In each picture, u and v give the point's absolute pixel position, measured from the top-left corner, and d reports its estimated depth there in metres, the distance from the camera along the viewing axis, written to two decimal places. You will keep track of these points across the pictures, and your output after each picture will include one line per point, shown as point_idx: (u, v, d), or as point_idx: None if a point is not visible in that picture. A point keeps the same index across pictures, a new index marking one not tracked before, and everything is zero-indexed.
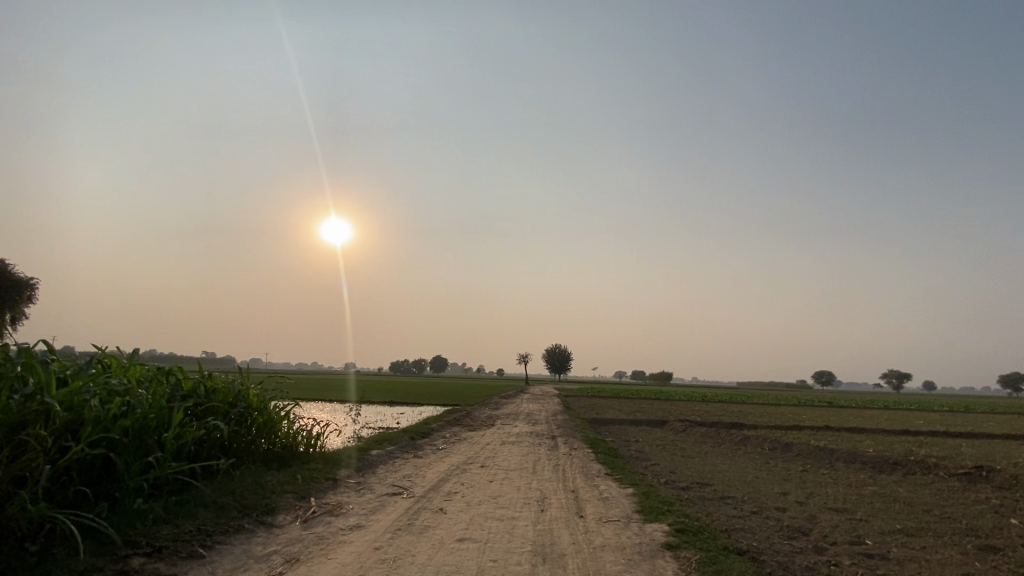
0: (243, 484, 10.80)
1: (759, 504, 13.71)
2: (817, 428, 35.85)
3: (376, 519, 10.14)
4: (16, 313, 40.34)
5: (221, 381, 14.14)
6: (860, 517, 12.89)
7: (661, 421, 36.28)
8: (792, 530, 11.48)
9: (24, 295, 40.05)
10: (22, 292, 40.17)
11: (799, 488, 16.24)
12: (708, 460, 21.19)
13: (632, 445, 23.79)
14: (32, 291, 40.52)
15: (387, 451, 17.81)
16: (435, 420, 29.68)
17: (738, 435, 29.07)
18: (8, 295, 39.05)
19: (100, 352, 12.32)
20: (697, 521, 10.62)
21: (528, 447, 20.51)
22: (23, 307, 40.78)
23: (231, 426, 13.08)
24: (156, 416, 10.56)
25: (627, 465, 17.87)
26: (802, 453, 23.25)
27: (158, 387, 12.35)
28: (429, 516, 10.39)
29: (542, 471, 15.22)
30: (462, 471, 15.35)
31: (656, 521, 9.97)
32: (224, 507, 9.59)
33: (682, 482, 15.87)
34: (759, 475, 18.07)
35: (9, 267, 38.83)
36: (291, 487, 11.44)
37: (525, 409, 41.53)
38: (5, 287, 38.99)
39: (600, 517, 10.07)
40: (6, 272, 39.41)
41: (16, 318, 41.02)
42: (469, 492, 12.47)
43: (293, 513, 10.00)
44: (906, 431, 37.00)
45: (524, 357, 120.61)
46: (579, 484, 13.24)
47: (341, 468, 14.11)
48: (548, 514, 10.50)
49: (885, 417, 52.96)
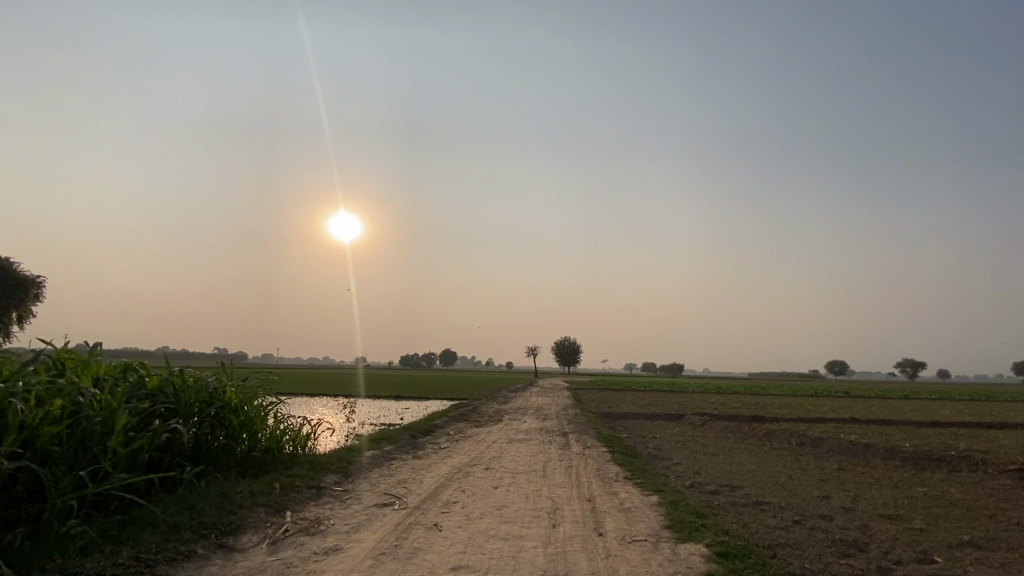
0: (206, 499, 9.40)
1: (800, 512, 12.05)
2: (842, 420, 33.89)
3: (359, 538, 8.64)
4: (21, 311, 39.31)
5: (194, 378, 12.74)
6: (919, 526, 11.19)
7: (677, 415, 34.54)
8: (846, 545, 9.82)
9: (28, 294, 38.91)
10: (28, 291, 39.08)
11: (840, 491, 14.54)
12: (735, 458, 19.46)
13: (650, 442, 22.08)
14: (38, 289, 39.44)
15: (383, 452, 16.31)
16: (440, 416, 28.17)
17: (761, 429, 27.26)
18: (13, 294, 37.94)
19: (53, 350, 11.05)
20: (737, 538, 8.98)
21: (538, 446, 18.89)
22: (29, 306, 39.74)
23: (202, 430, 11.71)
24: (105, 420, 9.31)
25: (647, 466, 16.23)
26: (835, 449, 21.45)
27: (118, 384, 11.01)
28: (422, 534, 8.85)
29: (553, 475, 13.62)
30: (465, 475, 13.80)
31: (691, 540, 8.34)
32: (175, 529, 8.20)
33: (709, 485, 14.23)
34: (792, 476, 16.39)
35: (14, 265, 37.77)
36: (264, 499, 10.03)
37: (534, 403, 39.86)
38: (10, 286, 37.87)
39: (622, 536, 8.46)
40: (11, 270, 38.38)
41: (23, 317, 40.01)
42: (470, 503, 10.89)
43: (260, 533, 8.57)
44: (937, 422, 34.92)
45: (534, 350, 119.10)
46: (596, 491, 11.63)
47: (328, 473, 12.67)
48: (561, 532, 8.90)
49: (910, 408, 50.72)
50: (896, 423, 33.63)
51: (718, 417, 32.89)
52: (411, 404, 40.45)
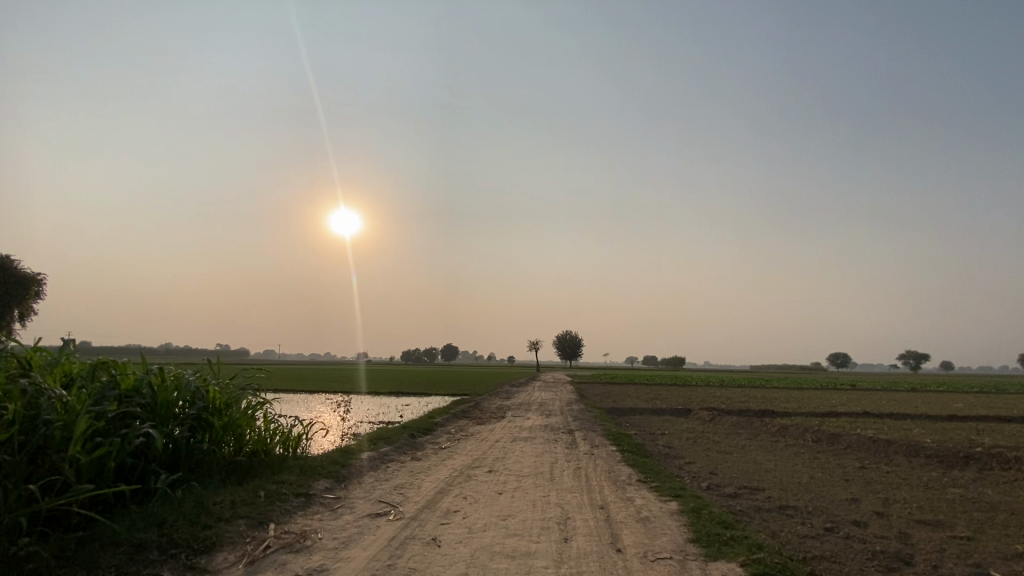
0: (180, 511, 8.50)
1: (830, 518, 11.12)
2: (854, 414, 32.98)
3: (348, 556, 7.70)
4: (22, 309, 38.41)
5: (175, 376, 11.83)
6: (962, 534, 10.25)
7: (685, 410, 33.65)
8: (888, 557, 8.89)
9: (30, 291, 38.04)
10: (29, 289, 38.16)
11: (867, 493, 13.62)
12: (750, 457, 18.54)
13: (660, 439, 21.15)
14: (39, 287, 38.58)
15: (380, 454, 15.41)
16: (441, 413, 27.26)
17: (773, 425, 26.35)
18: (14, 292, 37.02)
19: (19, 348, 10.18)
20: (771, 553, 8.06)
21: (543, 445, 17.99)
22: (31, 303, 38.85)
23: (182, 433, 10.82)
24: (68, 425, 8.46)
25: (659, 466, 15.30)
26: (853, 445, 20.52)
27: (88, 385, 10.12)
28: (419, 551, 7.92)
29: (562, 478, 12.72)
30: (466, 479, 12.90)
31: (722, 558, 7.41)
32: (141, 547, 7.30)
33: (728, 488, 13.31)
34: (813, 476, 15.47)
35: (13, 261, 36.89)
36: (245, 510, 9.12)
37: (538, 399, 38.95)
38: (10, 284, 36.93)
39: (644, 554, 7.53)
40: (12, 267, 37.52)
41: (24, 315, 39.13)
42: (472, 512, 9.97)
43: (238, 552, 7.65)
44: (952, 416, 33.97)
45: (536, 344, 118.34)
46: (608, 497, 10.70)
47: (319, 478, 11.78)
48: (574, 547, 7.97)
49: (920, 401, 49.72)
50: (910, 417, 32.71)
51: (727, 412, 31.97)
52: (412, 401, 39.57)
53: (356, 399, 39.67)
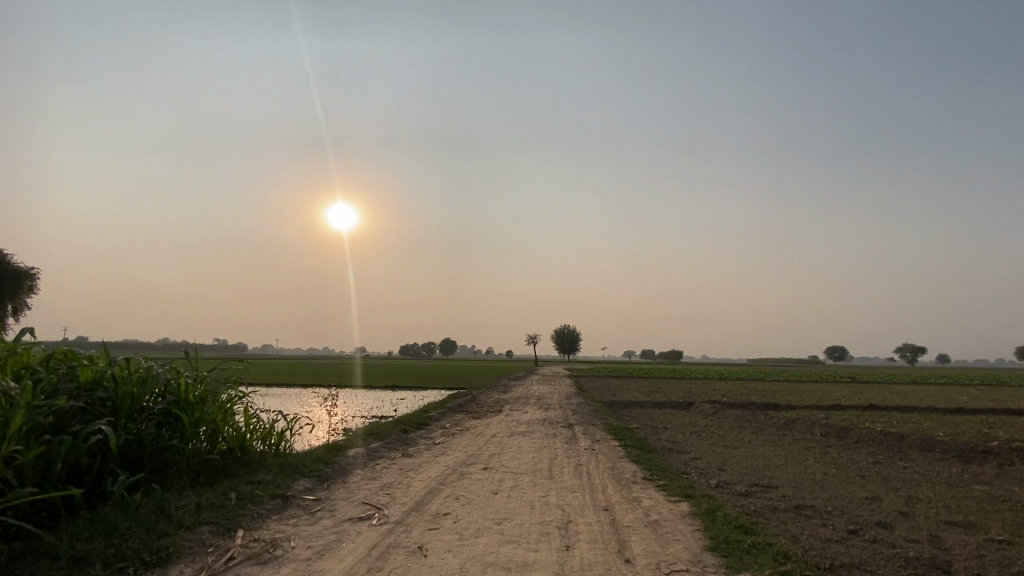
0: (135, 518, 7.58)
1: (853, 520, 10.26)
2: (860, 407, 32.19)
3: (322, 568, 6.80)
4: (16, 303, 37.32)
5: (143, 368, 10.88)
6: (999, 537, 9.41)
7: (687, 403, 32.86)
8: (924, 565, 8.05)
9: (24, 285, 37.03)
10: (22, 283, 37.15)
11: (887, 491, 12.78)
12: (758, 452, 17.69)
13: (663, 434, 20.28)
14: (34, 280, 37.59)
15: (368, 450, 14.51)
16: (436, 407, 26.38)
17: (779, 418, 25.52)
18: (7, 286, 35.98)
19: None
20: (798, 563, 7.19)
21: (541, 440, 17.09)
22: (25, 297, 37.84)
23: (148, 429, 9.89)
24: (9, 423, 7.51)
25: (665, 462, 14.44)
26: (865, 440, 19.70)
27: (41, 378, 9.18)
28: (403, 561, 7.02)
29: (561, 476, 11.82)
30: (459, 477, 11.99)
31: (745, 569, 6.55)
32: (82, 561, 6.38)
33: (739, 486, 12.45)
34: (827, 472, 14.63)
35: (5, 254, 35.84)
36: (211, 515, 8.21)
37: (536, 392, 38.06)
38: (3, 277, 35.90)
39: (657, 564, 6.65)
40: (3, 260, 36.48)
41: (17, 309, 38.11)
42: (464, 515, 9.06)
43: (195, 565, 6.73)
44: (959, 408, 33.23)
45: (535, 338, 117.56)
46: (613, 498, 9.80)
47: (299, 478, 10.87)
48: (578, 556, 7.09)
49: (924, 394, 48.98)
50: (916, 409, 31.97)
51: (730, 405, 31.16)
52: (407, 395, 38.65)
53: (350, 394, 38.72)
